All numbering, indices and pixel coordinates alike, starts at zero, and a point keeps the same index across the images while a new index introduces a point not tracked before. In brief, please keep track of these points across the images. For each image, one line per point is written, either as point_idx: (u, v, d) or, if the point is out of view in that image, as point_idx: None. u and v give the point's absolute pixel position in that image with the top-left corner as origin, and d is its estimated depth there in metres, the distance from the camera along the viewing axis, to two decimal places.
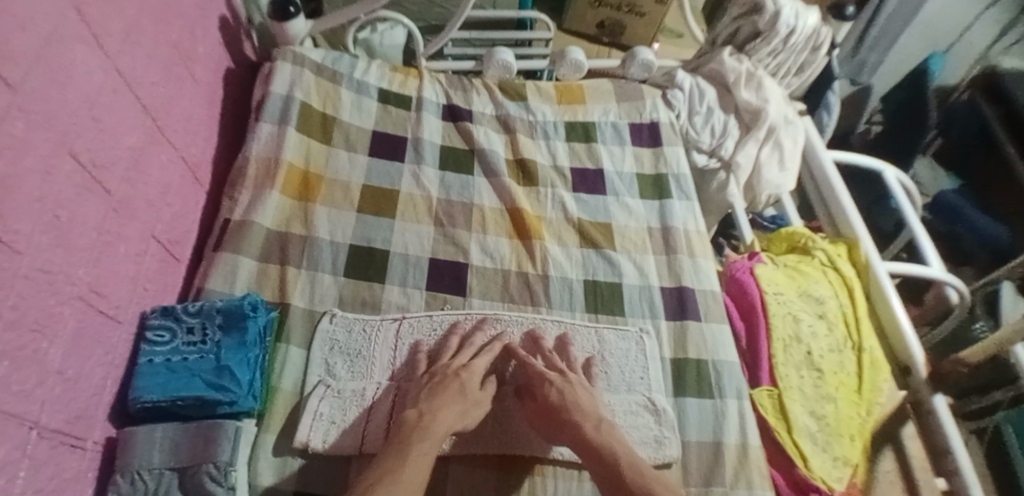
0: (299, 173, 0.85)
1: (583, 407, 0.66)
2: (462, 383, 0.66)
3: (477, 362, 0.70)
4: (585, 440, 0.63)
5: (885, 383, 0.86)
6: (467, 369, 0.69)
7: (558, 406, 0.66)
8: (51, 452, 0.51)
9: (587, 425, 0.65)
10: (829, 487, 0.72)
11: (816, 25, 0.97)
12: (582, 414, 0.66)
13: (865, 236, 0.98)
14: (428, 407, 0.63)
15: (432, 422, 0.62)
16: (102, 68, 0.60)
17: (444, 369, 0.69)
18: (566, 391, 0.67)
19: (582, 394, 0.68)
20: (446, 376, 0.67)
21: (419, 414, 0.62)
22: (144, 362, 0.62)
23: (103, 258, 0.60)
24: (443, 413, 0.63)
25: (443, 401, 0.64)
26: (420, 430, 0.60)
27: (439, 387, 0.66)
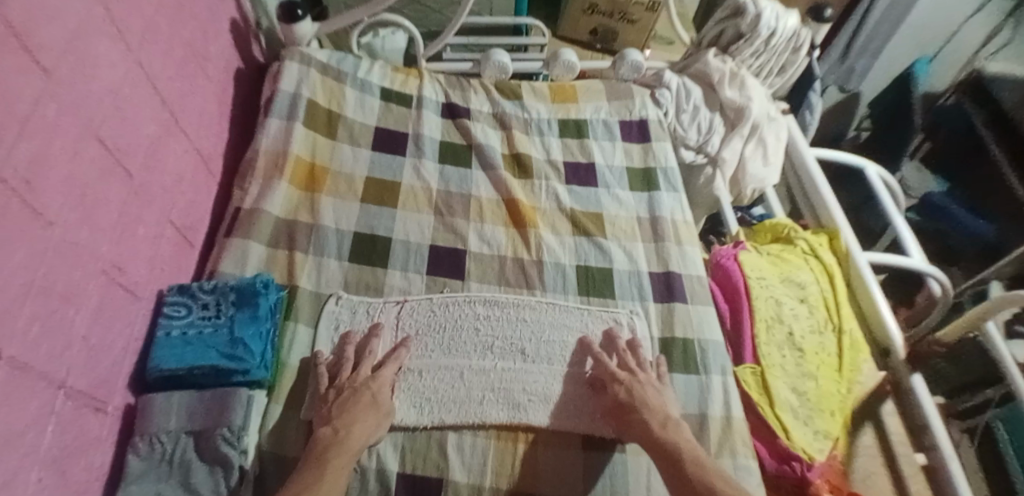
0: (306, 165, 0.90)
1: (652, 405, 0.69)
2: (373, 395, 0.68)
3: (386, 371, 0.71)
4: (650, 434, 0.66)
5: (865, 363, 0.90)
6: (377, 380, 0.70)
7: (636, 402, 0.69)
8: (76, 413, 0.55)
9: (654, 422, 0.67)
10: (810, 457, 0.75)
11: (796, 27, 1.03)
12: (649, 410, 0.68)
13: (846, 226, 1.02)
14: (343, 420, 0.64)
15: (347, 436, 0.63)
16: (124, 62, 0.65)
17: (351, 380, 0.70)
18: (636, 390, 0.70)
19: (653, 395, 0.70)
20: (357, 389, 0.68)
21: (334, 430, 0.63)
22: (162, 334, 0.66)
23: (124, 236, 0.64)
24: (358, 427, 0.64)
25: (354, 416, 0.65)
26: (335, 446, 0.62)
27: (350, 400, 0.67)
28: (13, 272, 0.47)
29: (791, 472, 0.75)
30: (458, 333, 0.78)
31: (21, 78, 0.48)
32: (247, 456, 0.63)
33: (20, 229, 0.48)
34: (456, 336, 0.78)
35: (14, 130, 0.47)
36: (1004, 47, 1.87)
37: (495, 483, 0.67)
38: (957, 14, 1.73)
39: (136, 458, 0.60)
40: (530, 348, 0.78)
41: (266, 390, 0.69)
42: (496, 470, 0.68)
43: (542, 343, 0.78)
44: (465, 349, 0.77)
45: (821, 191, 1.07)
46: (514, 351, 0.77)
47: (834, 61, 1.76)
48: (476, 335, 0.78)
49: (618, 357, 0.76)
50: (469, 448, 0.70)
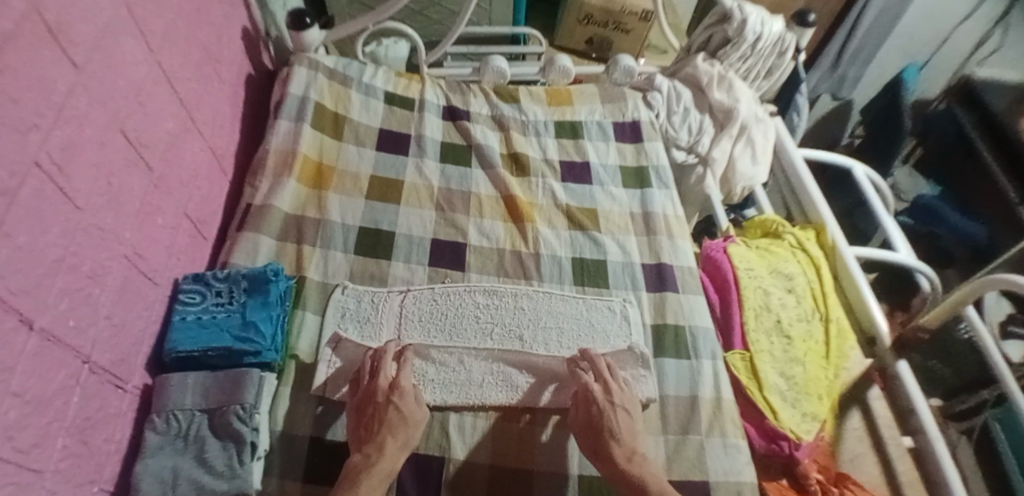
0: (313, 164, 0.94)
1: (622, 435, 0.67)
2: (398, 409, 0.67)
3: (405, 380, 0.70)
4: (615, 468, 0.65)
5: (852, 350, 0.93)
6: (400, 394, 0.68)
7: (604, 430, 0.68)
8: (99, 387, 0.59)
9: (620, 455, 0.66)
10: (798, 436, 0.78)
11: (781, 32, 1.08)
12: (618, 442, 0.67)
13: (831, 221, 1.06)
14: (372, 446, 0.64)
15: (378, 458, 0.62)
16: (146, 62, 0.70)
17: (374, 396, 0.68)
18: (607, 414, 0.69)
19: (620, 415, 0.69)
20: (382, 406, 0.67)
21: (364, 455, 0.63)
22: (177, 319, 0.70)
23: (145, 224, 0.68)
24: (390, 448, 0.63)
25: (384, 437, 0.64)
26: (367, 470, 0.61)
27: (377, 420, 0.66)
28: (46, 248, 0.51)
29: (779, 451, 0.78)
30: (460, 320, 0.81)
31: (55, 71, 0.53)
32: (259, 432, 0.66)
33: (53, 209, 0.52)
34: (457, 323, 0.81)
35: (49, 117, 0.52)
36: (995, 52, 1.94)
37: (493, 459, 0.71)
38: (947, 20, 1.80)
39: (153, 433, 0.64)
40: (527, 334, 0.81)
41: (277, 372, 0.73)
42: (495, 448, 0.72)
43: (538, 327, 0.82)
44: (466, 334, 0.80)
45: (807, 188, 1.12)
46: (514, 336, 0.81)
47: (824, 70, 1.79)
48: (476, 321, 0.81)
49: (598, 377, 0.73)
50: (469, 428, 0.73)
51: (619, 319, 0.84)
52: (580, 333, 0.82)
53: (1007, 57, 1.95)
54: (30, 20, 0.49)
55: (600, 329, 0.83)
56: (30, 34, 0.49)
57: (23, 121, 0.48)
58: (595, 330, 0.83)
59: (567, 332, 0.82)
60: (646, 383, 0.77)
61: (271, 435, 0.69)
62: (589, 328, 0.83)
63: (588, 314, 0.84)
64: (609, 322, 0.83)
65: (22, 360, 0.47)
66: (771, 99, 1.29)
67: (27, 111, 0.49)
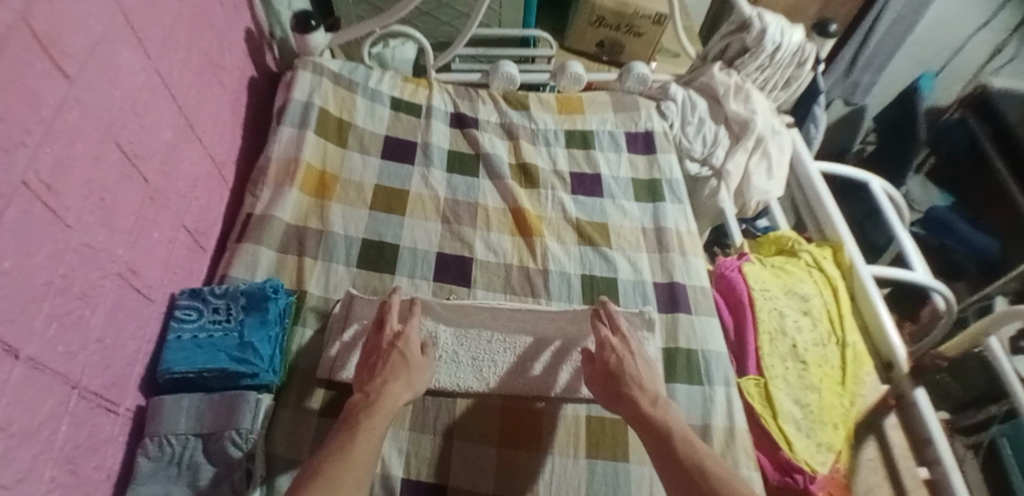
0: (316, 173, 0.92)
1: (643, 381, 0.67)
2: (402, 354, 0.68)
3: (411, 329, 0.71)
4: (638, 410, 0.64)
5: (868, 375, 0.90)
6: (405, 340, 0.69)
7: (623, 376, 0.68)
8: (89, 412, 0.56)
9: (644, 399, 0.65)
10: (813, 469, 0.76)
11: (801, 41, 1.04)
12: (639, 389, 0.66)
13: (849, 240, 1.03)
14: (374, 386, 0.64)
15: (379, 398, 0.62)
16: (144, 69, 0.67)
17: (378, 343, 0.69)
18: (629, 365, 0.68)
19: (638, 366, 0.69)
20: (386, 352, 0.68)
21: (365, 395, 0.63)
22: (173, 338, 0.68)
23: (140, 240, 0.66)
24: (393, 386, 0.64)
25: (386, 379, 0.65)
26: (368, 407, 0.61)
27: (380, 364, 0.67)
28: (34, 272, 0.48)
29: (794, 484, 0.75)
30: (464, 327, 0.78)
31: (46, 84, 0.50)
32: (254, 458, 0.64)
33: (41, 230, 0.50)
34: (459, 346, 0.76)
35: (38, 134, 0.49)
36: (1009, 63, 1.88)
37: (497, 488, 0.69)
38: (961, 28, 1.75)
39: (145, 459, 0.61)
40: (536, 352, 0.77)
41: (274, 393, 0.71)
42: (498, 475, 0.70)
43: (546, 342, 0.78)
44: (468, 357, 0.76)
45: (824, 203, 1.08)
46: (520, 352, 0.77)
47: (838, 77, 1.75)
48: (479, 342, 0.77)
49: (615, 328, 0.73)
50: (472, 455, 0.70)
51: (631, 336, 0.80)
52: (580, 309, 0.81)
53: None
54: (18, 31, 0.46)
55: None
56: (19, 47, 0.46)
57: (10, 139, 0.45)
58: None
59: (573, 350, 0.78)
60: (648, 345, 0.79)
61: (268, 459, 0.67)
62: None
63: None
64: None
65: (7, 392, 0.45)
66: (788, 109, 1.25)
67: (15, 128, 0.46)
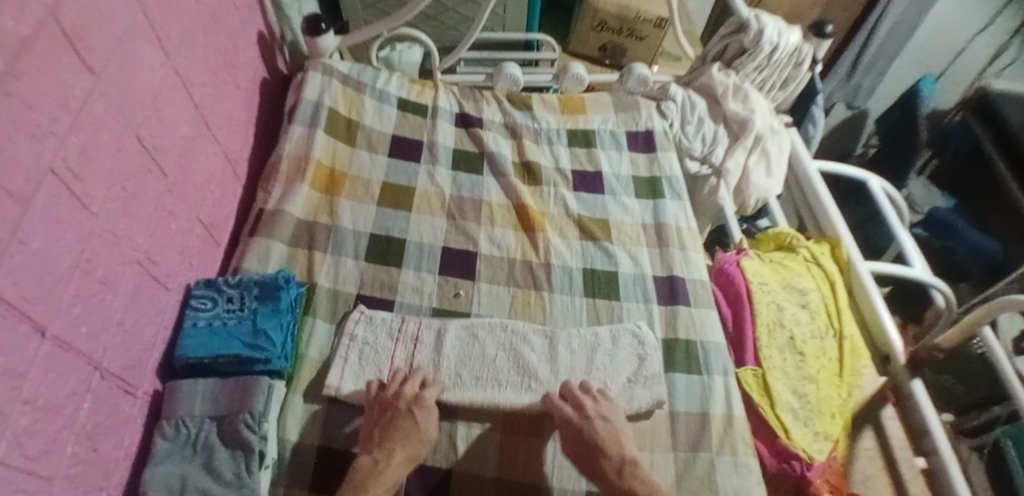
0: (326, 170, 0.94)
1: (608, 448, 0.68)
2: (414, 418, 0.68)
3: (429, 393, 0.72)
4: (609, 484, 0.66)
5: (866, 368, 0.92)
6: (421, 408, 0.70)
7: (591, 446, 0.68)
8: (109, 392, 0.59)
9: (611, 468, 0.67)
10: (810, 456, 0.77)
11: (798, 42, 1.07)
12: (606, 457, 0.68)
13: (847, 236, 1.05)
14: (384, 452, 0.66)
15: (385, 468, 0.64)
16: (162, 67, 0.70)
17: (396, 401, 0.70)
18: (587, 430, 0.69)
19: (603, 427, 0.70)
20: (401, 413, 0.69)
21: (374, 460, 0.65)
22: (189, 325, 0.70)
23: (158, 230, 0.69)
24: (398, 457, 0.65)
25: (395, 443, 0.66)
26: (375, 477, 0.63)
27: (392, 427, 0.68)
28: (60, 254, 0.51)
29: (791, 471, 0.77)
30: (467, 345, 0.79)
31: (73, 77, 0.53)
32: (267, 441, 0.66)
33: (67, 215, 0.52)
34: (462, 366, 0.77)
35: (65, 123, 0.52)
36: (1012, 64, 1.86)
37: (499, 474, 0.71)
38: (963, 31, 1.75)
39: (162, 440, 0.64)
40: (540, 370, 0.78)
41: (286, 380, 0.73)
42: (500, 460, 0.72)
43: (549, 361, 0.79)
44: (472, 376, 0.77)
45: (823, 200, 1.10)
46: (524, 371, 0.77)
47: (840, 80, 1.77)
48: (484, 362, 0.78)
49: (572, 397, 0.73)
50: (477, 440, 0.73)
51: (631, 349, 0.80)
52: (578, 337, 0.81)
53: None
54: (48, 25, 0.49)
55: (602, 373, 0.78)
56: (49, 41, 0.49)
57: (40, 128, 0.48)
58: (594, 366, 0.79)
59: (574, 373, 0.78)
60: (651, 363, 0.79)
61: (279, 444, 0.69)
62: (600, 374, 0.78)
63: (597, 351, 0.80)
64: (618, 361, 0.79)
65: (34, 366, 0.47)
66: (786, 110, 1.28)
67: (44, 118, 0.49)
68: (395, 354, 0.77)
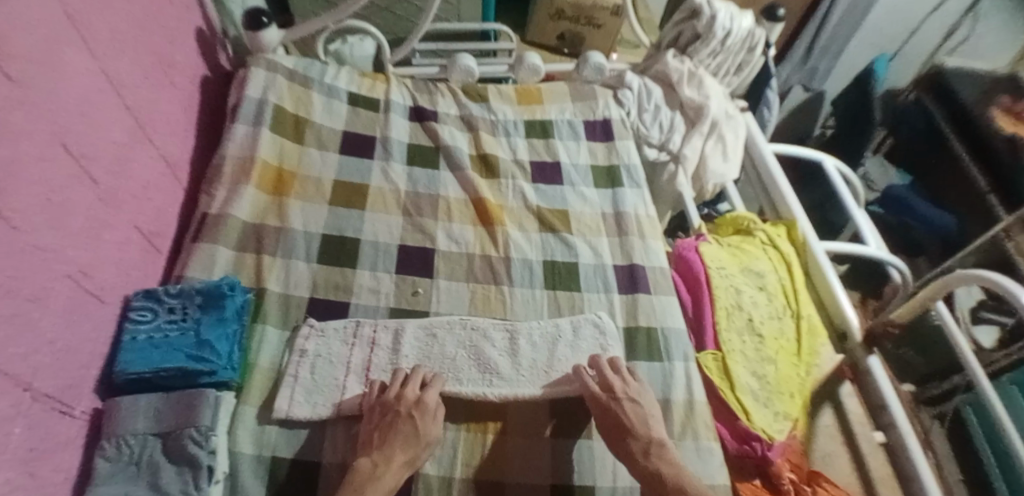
0: (273, 170, 0.91)
1: (637, 429, 0.68)
2: (414, 421, 0.67)
3: (430, 397, 0.70)
4: (636, 464, 0.66)
5: (823, 346, 0.93)
6: (422, 408, 0.68)
7: (620, 429, 0.69)
8: (43, 415, 0.55)
9: (638, 450, 0.67)
10: (770, 436, 0.78)
11: (750, 27, 1.07)
12: (633, 437, 0.68)
13: (802, 217, 1.06)
14: (382, 454, 0.64)
15: (383, 472, 0.62)
16: (90, 69, 0.66)
17: (395, 405, 0.68)
18: (615, 411, 0.69)
19: (631, 408, 0.70)
20: (401, 418, 0.67)
21: (373, 465, 0.63)
22: (128, 339, 0.67)
23: (90, 241, 0.65)
24: (397, 461, 0.63)
25: (393, 446, 0.64)
26: (372, 481, 0.61)
27: (391, 429, 0.66)
28: None
29: (752, 452, 0.78)
30: (427, 346, 0.77)
31: None
32: (216, 456, 0.63)
33: None
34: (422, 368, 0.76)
35: None
36: (963, 42, 1.96)
37: (464, 474, 0.68)
38: (917, 11, 1.80)
39: (103, 461, 0.61)
40: (501, 366, 0.77)
41: (235, 391, 0.70)
42: (465, 459, 0.70)
43: (509, 357, 0.78)
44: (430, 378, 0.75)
45: (778, 183, 1.12)
46: (485, 368, 0.76)
47: (795, 63, 1.83)
48: (443, 361, 0.77)
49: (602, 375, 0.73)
50: (438, 441, 0.70)
51: (593, 341, 0.80)
52: (539, 330, 0.81)
53: (973, 46, 1.98)
54: None
55: (563, 367, 0.78)
56: None
57: None
58: (556, 361, 0.78)
59: (536, 368, 0.77)
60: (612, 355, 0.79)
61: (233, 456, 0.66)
62: (563, 365, 0.78)
63: (558, 343, 0.80)
64: (581, 353, 0.79)
65: None
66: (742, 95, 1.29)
67: None
68: (353, 357, 0.76)
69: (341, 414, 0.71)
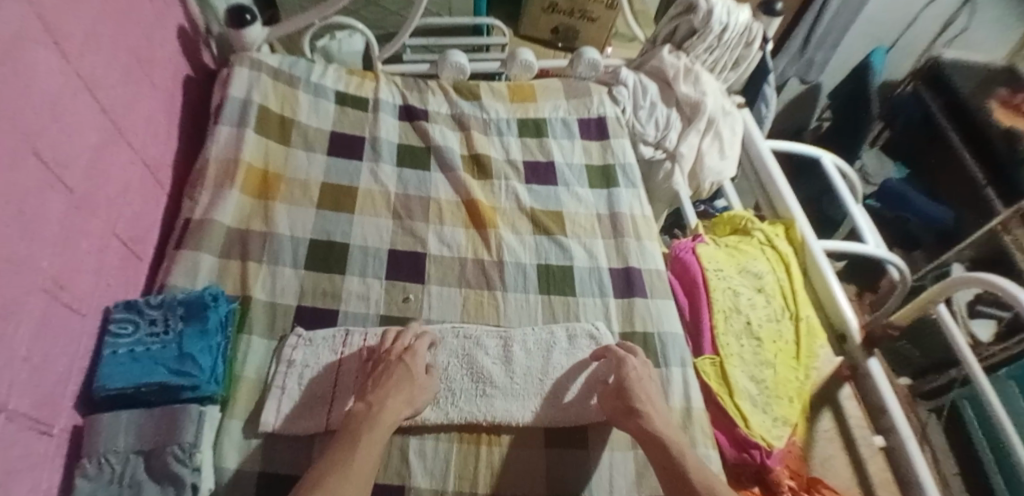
0: (258, 172, 0.88)
1: (655, 403, 0.69)
2: (408, 367, 0.69)
3: (419, 345, 0.73)
4: (649, 429, 0.66)
5: (821, 348, 0.92)
6: (412, 354, 0.71)
7: (635, 393, 0.69)
8: (19, 434, 0.52)
9: (658, 420, 0.67)
10: (768, 443, 0.77)
11: (748, 21, 1.05)
12: (654, 410, 0.68)
13: (801, 216, 1.05)
14: (377, 396, 0.66)
15: (379, 411, 0.64)
16: (62, 72, 0.63)
17: (386, 355, 0.71)
18: (627, 373, 0.71)
19: (643, 376, 0.71)
20: (393, 363, 0.70)
21: (367, 406, 0.65)
22: (108, 353, 0.65)
23: (66, 251, 0.62)
24: (393, 399, 0.66)
25: (388, 389, 0.67)
26: (368, 419, 0.64)
27: (386, 374, 0.69)
28: None
29: (751, 459, 0.76)
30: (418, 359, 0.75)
31: None
32: (201, 473, 0.61)
33: None
34: None
35: None
36: (960, 34, 1.89)
37: (458, 488, 0.67)
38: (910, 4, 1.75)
39: (82, 480, 0.59)
40: (495, 374, 0.75)
41: (219, 404, 0.68)
42: (458, 474, 0.68)
43: (503, 365, 0.76)
44: None
45: (775, 181, 1.10)
46: (478, 377, 0.74)
47: (792, 55, 1.74)
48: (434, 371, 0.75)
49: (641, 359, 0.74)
50: (431, 453, 0.69)
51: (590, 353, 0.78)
52: (532, 334, 0.79)
53: (971, 39, 1.92)
54: None
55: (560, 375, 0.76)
56: None
57: None
58: (551, 368, 0.76)
59: (530, 375, 0.75)
60: None
61: (218, 471, 0.64)
62: (557, 373, 0.76)
63: (552, 350, 0.78)
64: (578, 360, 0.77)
65: None
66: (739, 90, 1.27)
67: None
68: (342, 366, 0.74)
69: (329, 428, 0.69)
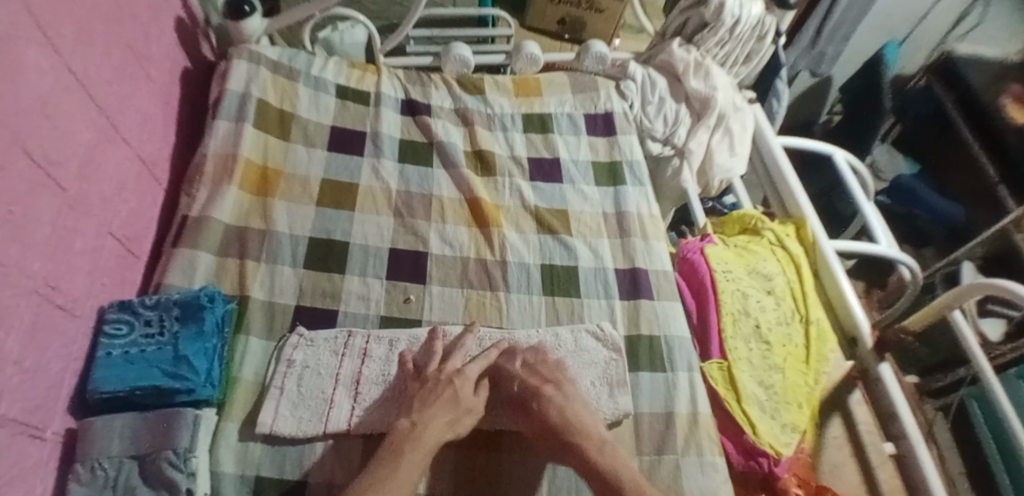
0: (257, 169, 0.86)
1: (587, 429, 0.66)
2: (456, 391, 0.67)
3: (469, 367, 0.70)
4: (588, 462, 0.63)
5: (833, 353, 0.89)
6: (462, 376, 0.69)
7: (563, 422, 0.66)
8: (11, 439, 0.51)
9: (592, 447, 0.64)
10: (777, 452, 0.75)
11: (760, 14, 1.01)
12: (585, 438, 0.65)
13: (812, 216, 1.02)
14: (421, 415, 0.64)
15: (423, 434, 0.62)
16: (52, 66, 0.61)
17: (436, 375, 0.69)
18: (546, 402, 0.68)
19: (556, 403, 0.68)
20: (440, 385, 0.68)
21: (411, 425, 0.63)
22: (102, 354, 0.63)
23: (60, 252, 0.61)
24: (437, 422, 0.64)
25: (434, 411, 0.65)
26: (412, 441, 0.61)
27: (433, 396, 0.66)
28: None
29: (758, 468, 0.75)
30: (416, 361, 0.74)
31: None
32: (197, 478, 0.60)
33: None
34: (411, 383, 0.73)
35: None
36: (975, 27, 1.84)
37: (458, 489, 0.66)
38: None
39: (77, 485, 0.58)
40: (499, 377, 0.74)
41: (216, 407, 0.67)
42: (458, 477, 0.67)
43: None
44: None
45: (786, 179, 1.07)
46: None
47: (803, 48, 1.70)
48: None
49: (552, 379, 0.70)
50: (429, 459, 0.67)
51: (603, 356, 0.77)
52: (538, 336, 0.78)
53: (986, 32, 1.87)
54: None
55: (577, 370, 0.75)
56: None
57: None
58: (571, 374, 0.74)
59: None
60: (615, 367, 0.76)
61: (214, 475, 0.63)
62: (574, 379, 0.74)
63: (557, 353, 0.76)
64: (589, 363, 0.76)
65: None
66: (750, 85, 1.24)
67: None
68: (341, 368, 0.72)
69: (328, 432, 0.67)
